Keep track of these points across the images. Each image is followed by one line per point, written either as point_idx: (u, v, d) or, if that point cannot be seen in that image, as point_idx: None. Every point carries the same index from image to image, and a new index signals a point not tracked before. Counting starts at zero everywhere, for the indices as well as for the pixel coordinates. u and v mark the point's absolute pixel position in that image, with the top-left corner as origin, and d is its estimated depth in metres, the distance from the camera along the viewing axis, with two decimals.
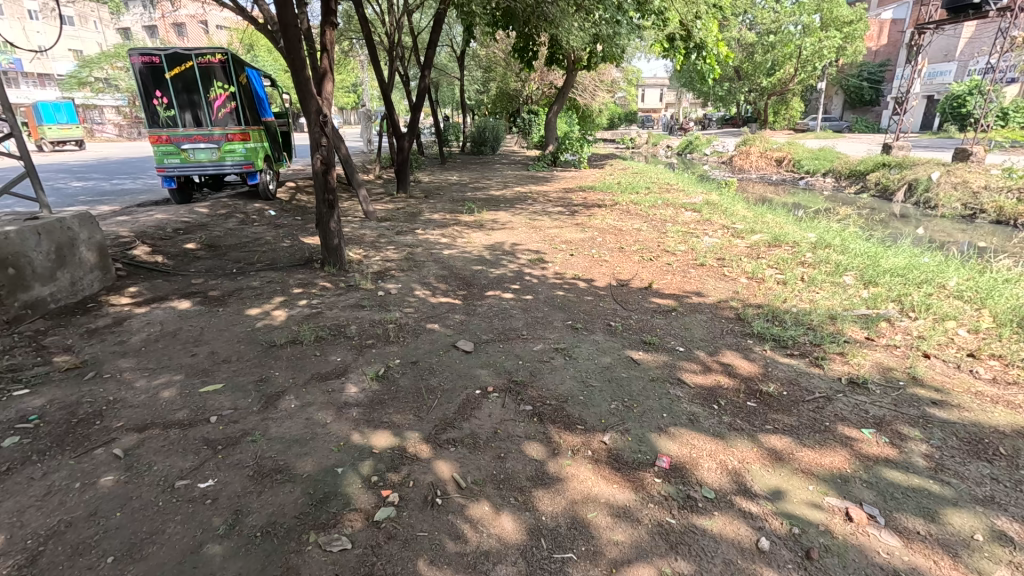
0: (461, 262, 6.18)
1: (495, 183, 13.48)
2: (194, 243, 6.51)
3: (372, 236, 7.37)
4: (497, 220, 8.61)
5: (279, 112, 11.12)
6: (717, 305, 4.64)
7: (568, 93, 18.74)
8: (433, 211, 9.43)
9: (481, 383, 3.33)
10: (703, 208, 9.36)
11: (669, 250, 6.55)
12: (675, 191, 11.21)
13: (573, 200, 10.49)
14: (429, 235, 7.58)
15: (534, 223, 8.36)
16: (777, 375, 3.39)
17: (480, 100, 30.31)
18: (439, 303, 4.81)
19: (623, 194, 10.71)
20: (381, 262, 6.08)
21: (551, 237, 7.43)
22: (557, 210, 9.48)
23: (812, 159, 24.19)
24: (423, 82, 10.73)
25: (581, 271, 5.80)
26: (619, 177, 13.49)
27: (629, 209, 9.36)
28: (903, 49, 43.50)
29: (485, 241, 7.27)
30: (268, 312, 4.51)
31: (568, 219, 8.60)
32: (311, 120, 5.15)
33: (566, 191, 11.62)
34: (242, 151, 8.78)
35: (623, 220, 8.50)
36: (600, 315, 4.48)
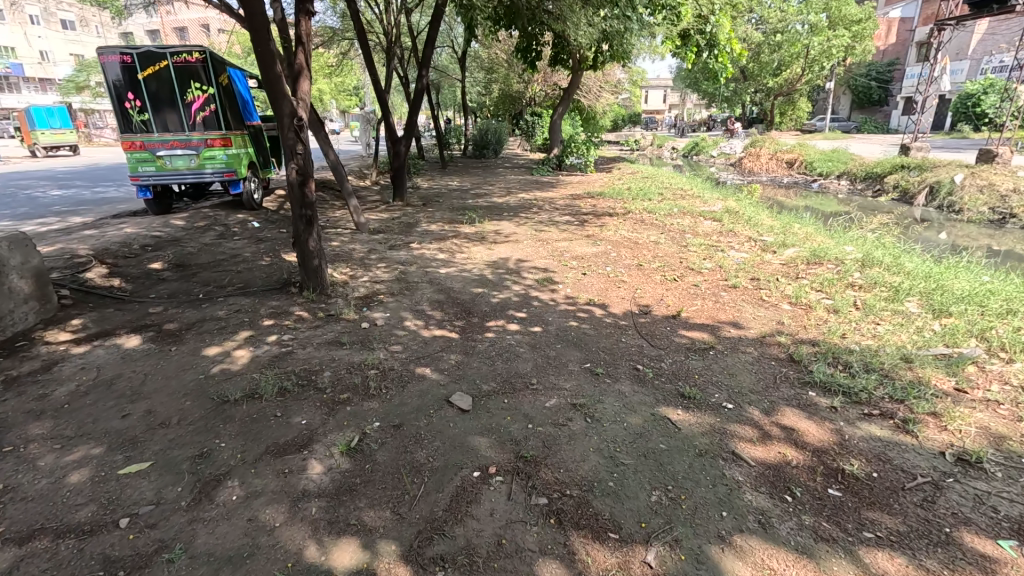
0: (460, 283, 5.47)
1: (497, 189, 12.81)
2: (161, 262, 5.82)
3: (362, 252, 6.68)
4: (501, 232, 7.91)
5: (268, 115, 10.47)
6: (762, 341, 3.90)
7: (573, 97, 17.65)
8: (431, 222, 8.74)
9: (481, 460, 2.61)
10: (721, 216, 8.66)
11: (694, 268, 5.84)
12: (689, 198, 10.52)
13: (581, 207, 9.79)
14: (425, 250, 6.87)
15: (540, 235, 7.66)
16: (859, 447, 2.66)
17: (482, 103, 29.71)
18: (432, 339, 4.09)
19: (635, 201, 10.01)
20: (369, 285, 5.38)
21: (560, 252, 6.71)
22: (564, 219, 8.79)
23: (826, 161, 23.38)
24: (421, 82, 9.99)
25: (596, 294, 5.07)
26: (628, 182, 12.79)
27: (643, 218, 8.65)
28: (914, 48, 42.64)
29: (487, 256, 6.57)
30: (228, 352, 3.80)
31: (576, 230, 7.90)
32: (283, 124, 4.44)
33: (573, 198, 10.91)
34: (223, 157, 8.10)
35: (637, 231, 7.79)
36: (623, 355, 3.75)
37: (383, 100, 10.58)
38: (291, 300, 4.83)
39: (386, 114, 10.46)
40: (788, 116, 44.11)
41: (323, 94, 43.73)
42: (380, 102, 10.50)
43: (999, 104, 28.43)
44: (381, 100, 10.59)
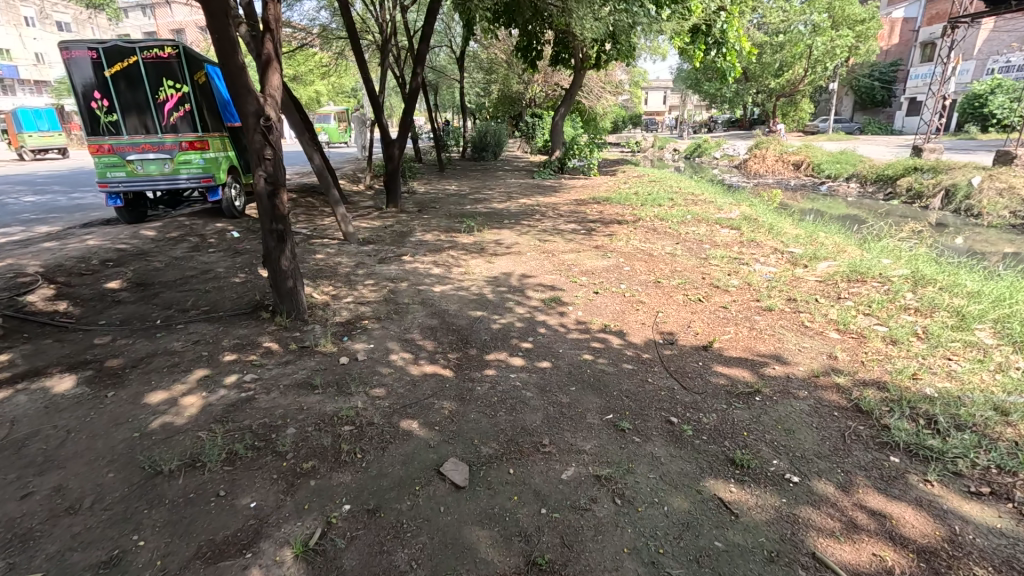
0: (456, 305, 4.83)
1: (497, 193, 12.18)
2: (120, 280, 5.19)
3: (349, 267, 6.03)
4: (501, 242, 7.27)
5: None
6: (816, 382, 3.26)
7: (575, 97, 16.95)
8: (426, 230, 8.11)
9: (482, 569, 1.97)
10: (739, 224, 8.04)
11: (719, 285, 5.21)
12: (701, 204, 9.89)
13: (587, 214, 9.16)
14: (419, 264, 6.24)
15: (544, 245, 7.03)
16: (978, 547, 2.03)
17: (480, 104, 29.07)
18: (423, 379, 3.46)
19: (645, 207, 9.40)
20: (353, 308, 4.74)
21: (568, 265, 6.08)
22: (569, 227, 8.16)
23: (834, 164, 22.77)
24: (415, 81, 9.36)
25: (613, 318, 4.43)
26: (634, 186, 12.18)
27: (655, 226, 8.02)
28: (917, 48, 42.11)
29: (487, 271, 5.93)
30: (176, 398, 3.16)
31: (583, 240, 7.27)
32: (248, 124, 3.79)
33: (577, 203, 10.28)
34: (199, 162, 7.46)
35: (650, 241, 7.15)
36: (652, 402, 3.11)
37: (375, 99, 9.90)
38: (260, 328, 4.18)
39: (379, 113, 9.79)
40: (790, 117, 43.56)
41: (320, 96, 43.15)
42: (371, 100, 9.82)
43: (1009, 105, 27.89)
44: (373, 99, 9.91)
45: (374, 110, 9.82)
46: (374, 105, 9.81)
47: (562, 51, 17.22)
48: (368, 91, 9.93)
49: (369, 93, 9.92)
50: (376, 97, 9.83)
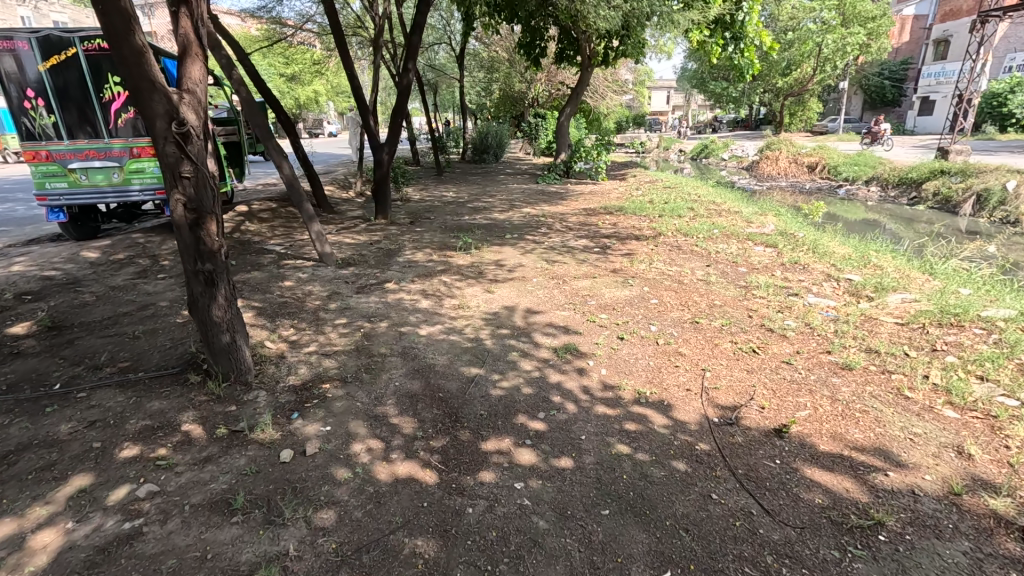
0: (446, 357, 3.82)
1: (498, 201, 11.18)
2: (29, 322, 4.18)
3: (321, 299, 5.04)
4: (503, 264, 6.25)
5: (228, 119, 8.85)
6: (960, 507, 2.26)
7: (582, 95, 15.84)
8: (417, 248, 7.11)
9: None
10: (775, 240, 7.00)
11: (774, 328, 4.20)
12: (725, 215, 8.87)
13: (599, 227, 8.15)
14: (404, 293, 5.24)
15: (552, 268, 6.02)
16: None
17: (481, 104, 28.06)
18: (393, 492, 2.46)
19: (664, 218, 8.41)
20: (314, 364, 3.73)
21: (584, 297, 5.08)
22: (580, 244, 7.16)
23: (852, 166, 21.70)
24: (405, 79, 8.33)
25: (648, 381, 3.42)
26: (648, 193, 11.17)
27: (678, 244, 6.99)
28: (930, 45, 40.97)
29: (486, 304, 4.92)
30: (24, 536, 2.16)
31: (597, 261, 6.27)
32: (156, 130, 2.74)
33: (587, 214, 9.26)
34: (154, 171, 6.49)
35: (675, 263, 6.12)
36: (729, 545, 2.11)
37: (358, 95, 8.79)
38: (185, 398, 3.17)
39: (363, 112, 8.67)
40: (798, 117, 42.37)
41: (318, 95, 42.24)
42: (355, 97, 8.70)
43: None
44: (357, 95, 8.80)
45: (358, 109, 8.72)
46: (358, 104, 8.71)
47: (568, 46, 16.78)
48: (351, 87, 8.82)
49: (352, 89, 8.82)
50: (360, 94, 8.73)
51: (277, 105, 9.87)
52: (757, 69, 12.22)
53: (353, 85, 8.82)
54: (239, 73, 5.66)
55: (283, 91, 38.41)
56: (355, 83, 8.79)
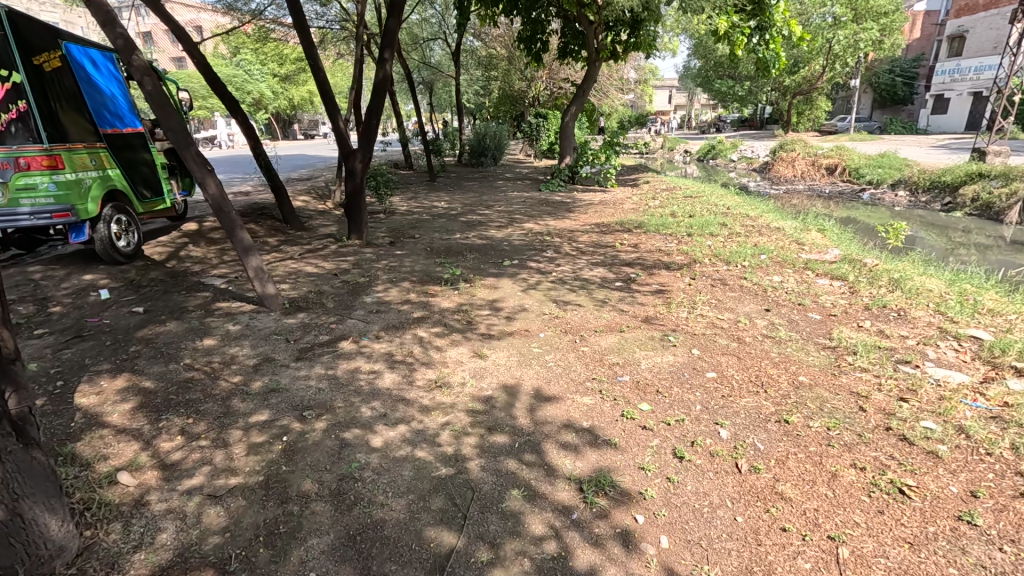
0: (405, 504, 2.38)
1: (496, 213, 9.75)
2: None
3: (243, 371, 3.61)
4: (500, 307, 4.82)
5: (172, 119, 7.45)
6: None
7: (588, 93, 14.27)
8: (392, 282, 5.68)
9: None
10: (844, 271, 5.57)
11: (913, 436, 2.76)
12: (766, 233, 7.43)
13: (617, 250, 6.73)
14: (362, 361, 3.79)
15: (565, 313, 4.61)
16: None
17: (479, 104, 26.59)
18: None
19: (694, 238, 7.03)
20: (186, 519, 2.29)
21: (612, 367, 3.64)
22: (598, 276, 5.73)
23: (875, 168, 20.34)
24: (380, 72, 6.86)
25: (748, 571, 2.01)
26: (668, 204, 9.74)
27: (723, 275, 5.57)
28: (944, 41, 39.44)
29: (474, 381, 3.49)
30: None
31: (623, 303, 4.83)
32: None
33: (601, 231, 7.86)
34: (50, 188, 4.95)
35: (724, 306, 4.70)
36: None
37: (326, 92, 7.31)
38: None
39: (331, 112, 7.21)
40: (806, 117, 41.06)
41: (313, 96, 40.99)
42: (321, 94, 7.22)
43: None
44: (324, 92, 7.33)
45: (325, 109, 7.25)
46: (325, 102, 7.23)
47: (573, 41, 15.42)
48: (316, 82, 7.33)
49: (317, 85, 7.33)
50: (327, 91, 7.24)
51: (237, 104, 8.42)
52: (783, 63, 11.48)
53: (319, 80, 7.34)
54: (143, 58, 4.16)
55: (275, 91, 37.09)
56: (321, 78, 7.30)
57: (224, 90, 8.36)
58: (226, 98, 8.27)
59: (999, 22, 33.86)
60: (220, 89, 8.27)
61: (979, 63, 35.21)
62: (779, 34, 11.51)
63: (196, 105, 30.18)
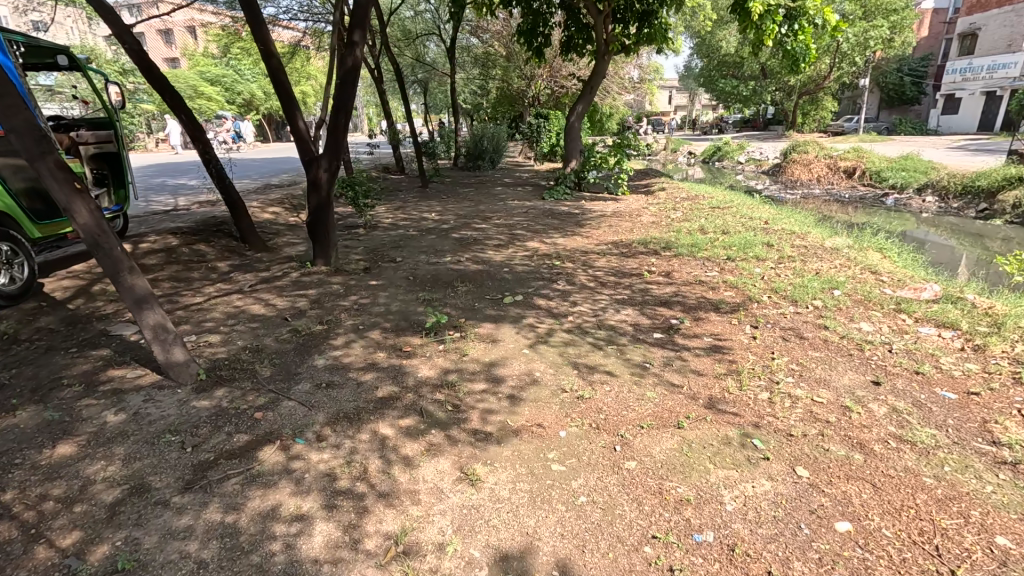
0: None
1: (494, 228, 8.38)
2: None
3: (89, 517, 2.27)
4: (501, 379, 3.47)
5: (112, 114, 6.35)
6: None
7: (596, 89, 12.86)
8: (358, 332, 4.33)
9: None
10: (953, 316, 4.22)
11: None
12: (824, 257, 6.07)
13: (645, 281, 5.38)
14: (285, 494, 2.44)
15: (592, 390, 3.26)
16: None
17: (476, 104, 25.16)
18: None
19: (737, 266, 5.70)
20: None
21: (680, 511, 2.28)
22: (626, 322, 4.38)
23: (899, 171, 19.04)
24: (348, 58, 5.49)
25: None
26: (694, 218, 8.37)
27: (794, 323, 4.22)
28: (954, 39, 38.27)
29: (459, 545, 2.14)
30: None
31: (672, 372, 3.48)
32: None
33: (621, 253, 6.49)
34: None
35: (816, 380, 3.35)
36: None
37: (281, 83, 5.89)
38: None
39: (288, 108, 5.80)
40: (812, 117, 39.91)
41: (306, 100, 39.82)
42: (274, 86, 5.77)
43: None
44: (278, 83, 5.90)
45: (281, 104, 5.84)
46: (280, 96, 5.82)
47: (576, 34, 14.10)
48: (268, 70, 5.88)
49: (268, 73, 5.88)
50: (283, 82, 5.81)
51: (179, 100, 6.99)
52: (813, 56, 10.98)
53: (271, 68, 5.90)
54: None
55: (268, 93, 35.86)
56: (273, 65, 5.84)
57: (164, 82, 6.90)
58: (166, 93, 6.81)
59: (1015, 19, 32.70)
60: (158, 82, 6.80)
61: (992, 61, 33.99)
62: (809, 24, 10.82)
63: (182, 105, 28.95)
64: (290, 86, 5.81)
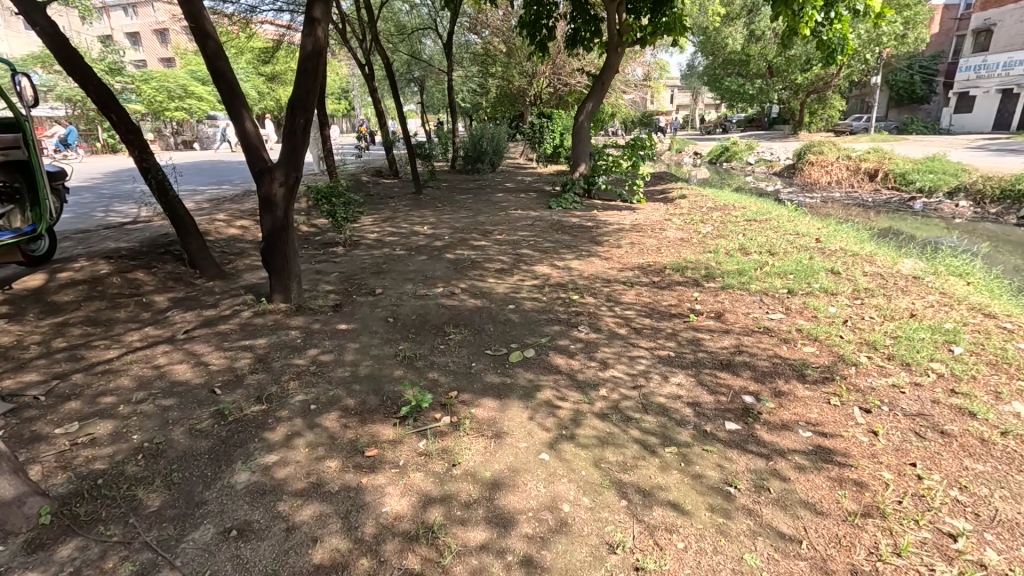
0: None
1: (494, 246, 7.15)
2: None
3: None
4: (509, 522, 2.25)
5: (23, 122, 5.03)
6: None
7: (608, 85, 11.61)
8: (306, 417, 3.10)
9: None
10: None
11: None
12: (913, 290, 4.84)
13: (693, 328, 4.15)
14: None
15: (656, 553, 2.07)
16: None
17: (474, 103, 23.90)
18: None
19: (807, 306, 4.49)
20: None
21: None
22: (682, 400, 3.16)
23: (926, 174, 17.78)
24: (309, 41, 4.26)
25: None
26: (729, 234, 7.15)
27: (922, 406, 2.99)
28: (968, 35, 36.89)
29: None
30: None
31: (774, 507, 2.27)
32: None
33: (653, 283, 5.27)
34: None
35: (1008, 525, 2.14)
36: None
37: (220, 73, 4.34)
38: None
39: (231, 106, 4.43)
40: (820, 116, 38.71)
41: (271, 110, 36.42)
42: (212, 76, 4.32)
43: None
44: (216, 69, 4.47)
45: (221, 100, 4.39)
46: (220, 90, 4.35)
47: (584, 26, 12.83)
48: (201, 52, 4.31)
49: (205, 61, 4.26)
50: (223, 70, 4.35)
51: (109, 94, 5.41)
52: (851, 47, 10.17)
53: (207, 51, 4.26)
54: None
55: (261, 93, 34.72)
56: (211, 48, 4.24)
57: (89, 70, 5.33)
58: (89, 84, 5.24)
59: None
60: (81, 71, 5.23)
61: (1008, 58, 32.73)
62: (848, 11, 9.73)
63: (171, 105, 27.70)
64: (233, 77, 4.36)
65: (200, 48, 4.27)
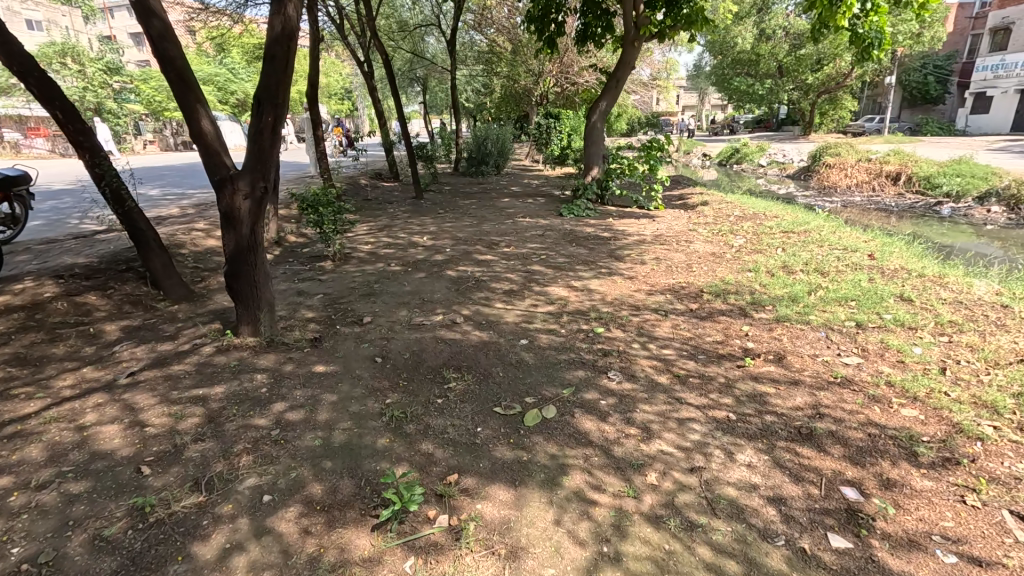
0: None
1: (501, 261, 6.35)
2: None
3: None
4: None
5: None
6: None
7: (622, 83, 10.75)
8: (255, 516, 2.30)
9: None
10: None
11: None
12: (1008, 325, 4.00)
13: (753, 377, 3.33)
14: None
15: None
16: None
17: (479, 103, 23.07)
18: None
19: (887, 347, 3.66)
20: None
21: None
22: (759, 495, 2.35)
23: (954, 177, 16.81)
24: (277, 21, 3.47)
25: None
26: (768, 248, 6.32)
27: None
28: (985, 34, 35.80)
29: None
30: None
31: None
32: None
33: (690, 312, 4.46)
34: None
35: None
36: None
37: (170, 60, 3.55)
38: None
39: (183, 100, 3.65)
40: (831, 117, 37.79)
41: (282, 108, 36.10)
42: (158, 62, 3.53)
43: None
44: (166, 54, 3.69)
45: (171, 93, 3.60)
46: (170, 80, 3.57)
47: (595, 21, 11.95)
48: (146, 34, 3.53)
49: (150, 45, 3.48)
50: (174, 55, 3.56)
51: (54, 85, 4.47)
52: (889, 41, 9.26)
53: (152, 33, 3.47)
54: None
55: None
56: (157, 29, 3.46)
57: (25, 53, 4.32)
58: (29, 74, 4.29)
59: None
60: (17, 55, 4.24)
61: None
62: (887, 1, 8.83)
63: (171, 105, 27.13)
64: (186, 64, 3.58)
65: (144, 28, 3.48)
